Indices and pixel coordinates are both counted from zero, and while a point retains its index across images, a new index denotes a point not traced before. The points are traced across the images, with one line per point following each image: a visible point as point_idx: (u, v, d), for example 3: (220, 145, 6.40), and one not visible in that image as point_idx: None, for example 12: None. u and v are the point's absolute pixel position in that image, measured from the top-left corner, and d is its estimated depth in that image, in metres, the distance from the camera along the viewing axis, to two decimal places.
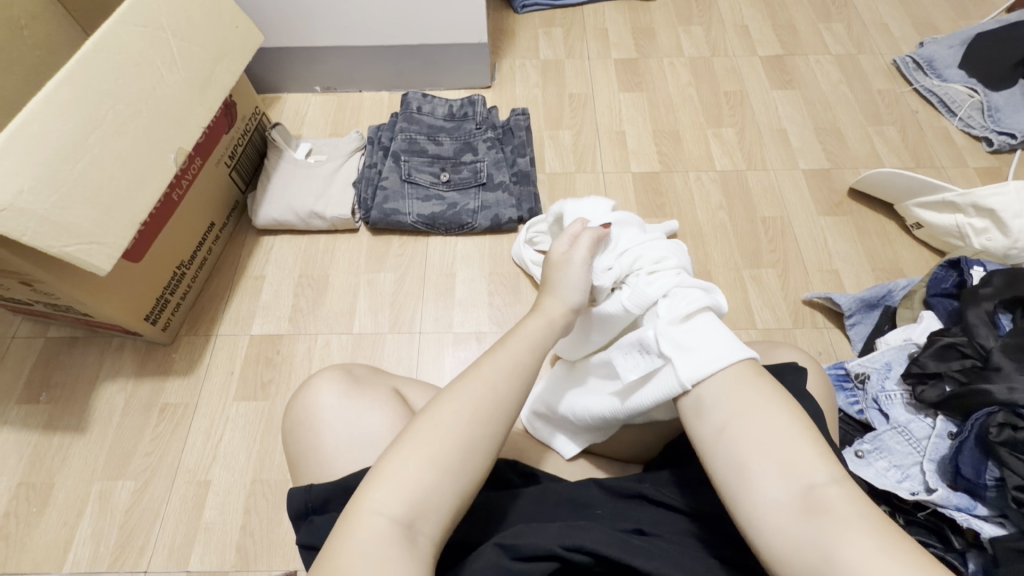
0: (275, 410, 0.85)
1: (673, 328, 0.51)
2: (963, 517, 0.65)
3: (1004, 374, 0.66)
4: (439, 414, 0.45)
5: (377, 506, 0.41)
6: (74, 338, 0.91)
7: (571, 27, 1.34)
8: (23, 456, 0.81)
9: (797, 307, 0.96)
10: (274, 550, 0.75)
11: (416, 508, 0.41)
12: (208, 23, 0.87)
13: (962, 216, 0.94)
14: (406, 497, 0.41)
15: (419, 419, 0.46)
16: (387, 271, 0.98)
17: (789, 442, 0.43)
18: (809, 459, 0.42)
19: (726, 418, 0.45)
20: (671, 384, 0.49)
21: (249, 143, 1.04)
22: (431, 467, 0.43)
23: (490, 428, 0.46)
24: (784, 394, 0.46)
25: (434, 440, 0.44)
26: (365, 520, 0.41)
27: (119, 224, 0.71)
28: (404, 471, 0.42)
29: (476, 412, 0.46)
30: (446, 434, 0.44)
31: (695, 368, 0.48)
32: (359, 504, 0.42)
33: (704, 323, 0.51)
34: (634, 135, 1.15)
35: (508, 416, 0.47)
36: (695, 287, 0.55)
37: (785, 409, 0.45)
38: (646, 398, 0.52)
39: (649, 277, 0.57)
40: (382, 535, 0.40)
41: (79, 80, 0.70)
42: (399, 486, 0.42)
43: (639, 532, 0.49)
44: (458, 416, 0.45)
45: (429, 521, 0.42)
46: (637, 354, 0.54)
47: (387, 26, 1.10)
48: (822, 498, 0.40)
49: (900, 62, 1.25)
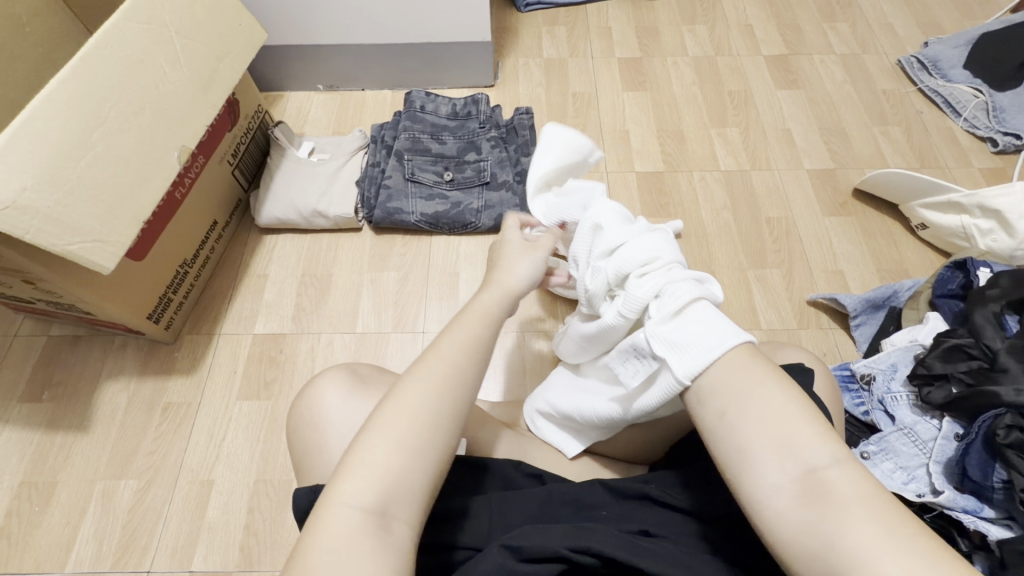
0: (279, 410, 0.84)
1: (663, 328, 0.49)
2: (969, 519, 0.66)
3: (1012, 376, 0.65)
4: (403, 396, 0.45)
5: (345, 497, 0.41)
6: (76, 337, 0.91)
7: (574, 26, 1.33)
8: (26, 455, 0.81)
9: (802, 307, 0.95)
10: (278, 549, 0.74)
11: (387, 494, 0.41)
12: (211, 19, 0.86)
13: (968, 217, 0.93)
14: (375, 484, 0.41)
15: (383, 402, 0.45)
16: (391, 270, 0.97)
17: (788, 421, 0.42)
18: (807, 440, 0.42)
19: (724, 403, 0.44)
20: (672, 384, 0.48)
21: (252, 141, 1.04)
22: (399, 450, 0.42)
23: (455, 408, 0.45)
24: (787, 377, 0.45)
25: (399, 421, 0.43)
26: (336, 511, 0.40)
27: (123, 222, 0.71)
28: (371, 458, 0.42)
29: (438, 395, 0.45)
30: (414, 414, 0.44)
31: (687, 365, 0.46)
32: (326, 498, 0.41)
33: (699, 316, 0.48)
34: (638, 134, 1.15)
35: (466, 398, 0.46)
36: (685, 280, 0.52)
37: (783, 389, 0.44)
38: (651, 398, 0.51)
39: (637, 280, 0.54)
40: (353, 526, 0.39)
41: (83, 78, 0.70)
42: (366, 475, 0.41)
43: (645, 533, 0.49)
44: (419, 395, 0.45)
45: (403, 505, 0.41)
46: (633, 363, 0.53)
47: (390, 24, 1.10)
48: (823, 481, 0.40)
49: (905, 62, 1.24)
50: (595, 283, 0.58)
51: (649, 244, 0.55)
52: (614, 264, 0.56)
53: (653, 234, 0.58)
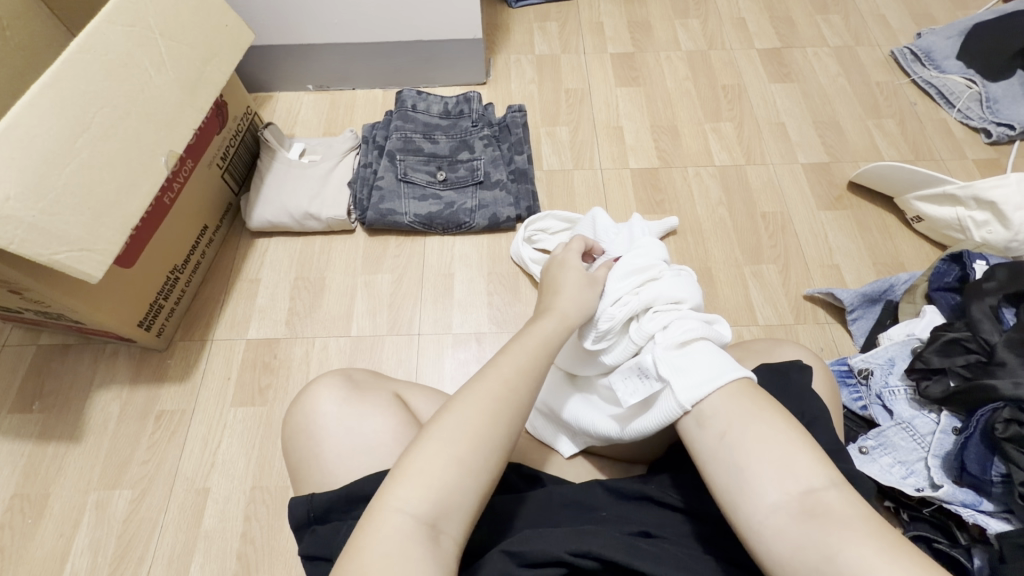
0: (274, 415, 0.84)
1: (670, 355, 0.52)
2: (969, 513, 0.66)
3: (1010, 369, 0.67)
4: (466, 409, 0.45)
5: (399, 504, 0.40)
6: (67, 345, 0.89)
7: (566, 21, 1.32)
8: (17, 467, 0.80)
9: (798, 302, 0.95)
10: (276, 556, 0.74)
11: (439, 507, 0.40)
12: (196, 20, 0.85)
13: (963, 209, 0.94)
14: (429, 495, 0.40)
15: (441, 417, 0.45)
16: (385, 272, 0.96)
17: (787, 445, 0.42)
18: (805, 461, 0.42)
19: (725, 424, 0.45)
20: (671, 407, 0.48)
21: (241, 143, 1.02)
22: (456, 466, 0.42)
23: (506, 424, 0.45)
24: (777, 404, 0.46)
25: (458, 437, 0.43)
26: (388, 518, 0.39)
27: (110, 230, 0.69)
28: (428, 468, 0.41)
29: (488, 411, 0.45)
30: (469, 428, 0.43)
31: (692, 391, 0.47)
32: (380, 501, 0.41)
33: (702, 352, 0.51)
34: (632, 130, 1.14)
35: (494, 403, 0.45)
36: (695, 319, 0.56)
37: (775, 419, 0.44)
38: (650, 422, 0.51)
39: (653, 316, 0.58)
40: (406, 534, 0.39)
41: (65, 83, 0.68)
42: (422, 483, 0.41)
43: (646, 534, 0.48)
44: (473, 412, 0.44)
45: (452, 520, 0.41)
46: (634, 381, 0.55)
47: (380, 23, 1.08)
48: (821, 501, 0.40)
49: (898, 53, 1.24)
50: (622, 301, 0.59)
51: (680, 287, 0.61)
52: (643, 290, 0.60)
53: (679, 280, 0.62)
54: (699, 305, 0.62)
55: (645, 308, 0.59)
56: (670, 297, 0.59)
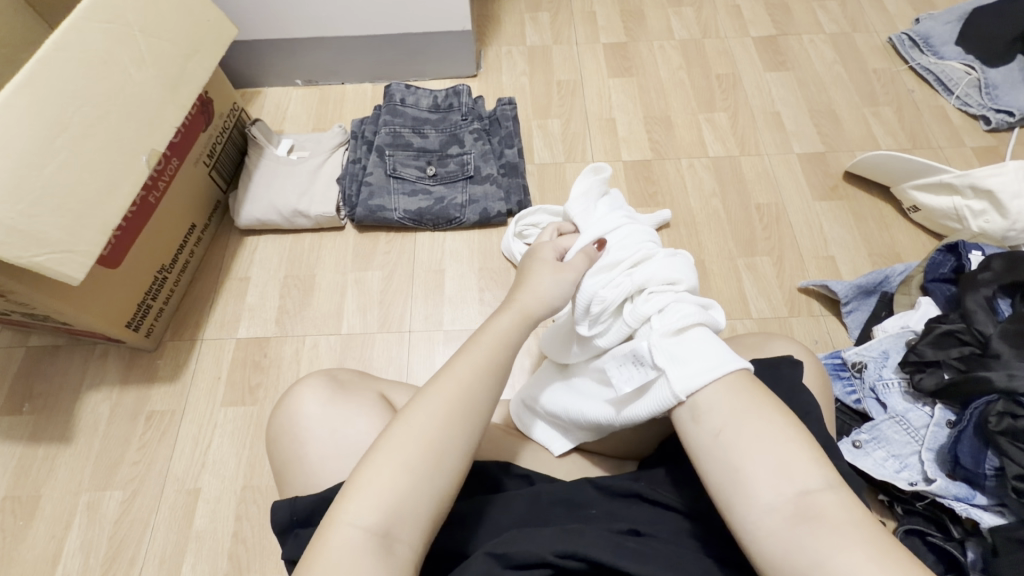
0: (264, 414, 0.83)
1: (666, 341, 0.50)
2: (962, 507, 0.65)
3: (1004, 361, 0.66)
4: (413, 420, 0.44)
5: (350, 517, 0.40)
6: (56, 346, 0.89)
7: (558, 11, 1.30)
8: (8, 469, 0.80)
9: (793, 295, 0.94)
10: (267, 556, 0.74)
11: (390, 516, 0.40)
12: (177, 16, 0.83)
13: (959, 199, 0.93)
14: (381, 505, 0.40)
15: (394, 422, 0.44)
16: (375, 269, 0.96)
17: (784, 444, 0.42)
18: (802, 463, 0.41)
19: (721, 421, 0.44)
20: (666, 396, 0.48)
21: (229, 140, 1.02)
22: (406, 474, 0.41)
23: (464, 431, 0.44)
24: (769, 403, 0.45)
25: (407, 443, 0.42)
26: (339, 531, 0.39)
27: (92, 231, 0.69)
28: (377, 480, 0.41)
29: (450, 416, 0.44)
30: (420, 437, 0.43)
31: (688, 380, 0.46)
32: (333, 514, 0.40)
33: (698, 338, 0.49)
34: (625, 122, 1.12)
35: (472, 421, 0.45)
36: (692, 303, 0.54)
37: (771, 417, 0.43)
38: (644, 409, 0.51)
39: (646, 298, 0.55)
40: (356, 547, 0.38)
41: (42, 82, 0.67)
42: (374, 493, 0.40)
43: (635, 532, 0.48)
44: (429, 420, 0.44)
45: (406, 527, 0.40)
46: (629, 368, 0.53)
47: (368, 16, 1.07)
48: (814, 505, 0.39)
49: (896, 39, 1.22)
50: (613, 285, 0.57)
51: (675, 268, 0.58)
52: (636, 271, 0.57)
53: (676, 261, 0.59)
54: (695, 286, 0.59)
55: (637, 290, 0.56)
56: (665, 278, 0.56)
